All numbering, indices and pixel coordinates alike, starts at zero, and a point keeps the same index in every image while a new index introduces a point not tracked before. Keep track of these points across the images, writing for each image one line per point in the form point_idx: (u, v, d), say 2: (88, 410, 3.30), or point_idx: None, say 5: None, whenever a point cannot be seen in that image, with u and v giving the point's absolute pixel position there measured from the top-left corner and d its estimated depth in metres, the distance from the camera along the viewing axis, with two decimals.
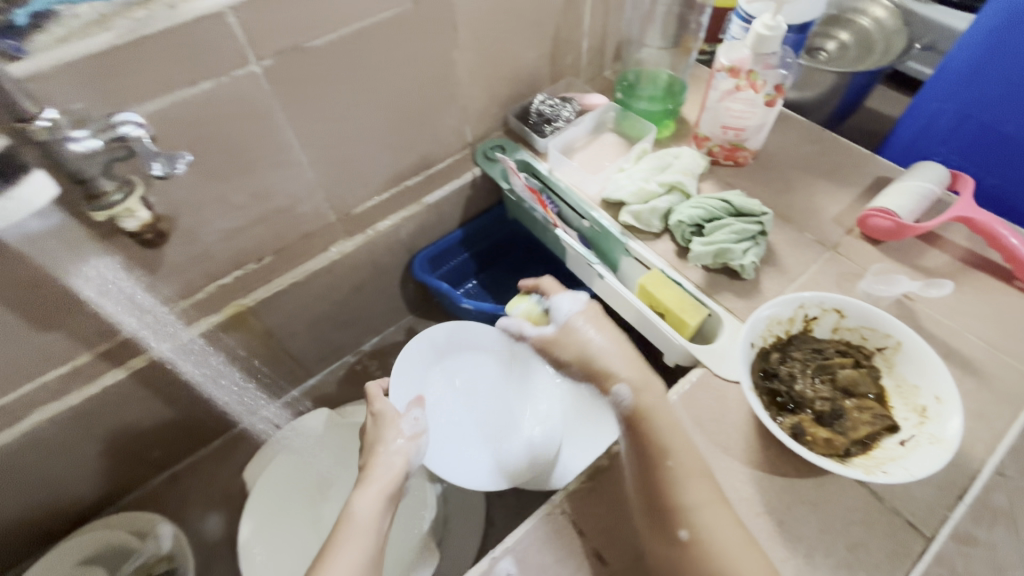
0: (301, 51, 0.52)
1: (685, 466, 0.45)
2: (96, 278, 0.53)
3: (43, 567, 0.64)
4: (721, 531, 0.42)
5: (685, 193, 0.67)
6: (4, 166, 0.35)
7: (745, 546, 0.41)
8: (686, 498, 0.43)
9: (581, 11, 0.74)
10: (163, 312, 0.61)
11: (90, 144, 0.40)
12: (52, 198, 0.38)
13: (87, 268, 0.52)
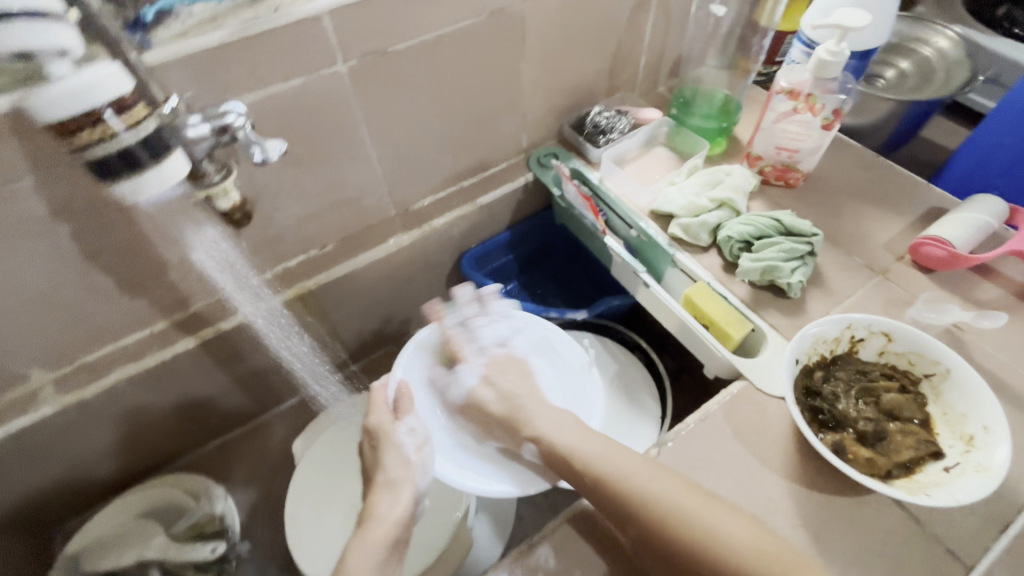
0: (383, 54, 0.56)
1: (644, 484, 0.45)
2: (215, 246, 0.60)
3: (106, 519, 0.68)
4: (725, 524, 0.42)
5: (735, 210, 0.68)
6: (154, 144, 0.37)
7: (758, 532, 0.42)
8: (678, 505, 0.43)
9: (642, 29, 0.77)
10: (255, 281, 0.67)
11: (203, 131, 0.44)
12: (184, 175, 0.40)
13: (202, 237, 0.59)
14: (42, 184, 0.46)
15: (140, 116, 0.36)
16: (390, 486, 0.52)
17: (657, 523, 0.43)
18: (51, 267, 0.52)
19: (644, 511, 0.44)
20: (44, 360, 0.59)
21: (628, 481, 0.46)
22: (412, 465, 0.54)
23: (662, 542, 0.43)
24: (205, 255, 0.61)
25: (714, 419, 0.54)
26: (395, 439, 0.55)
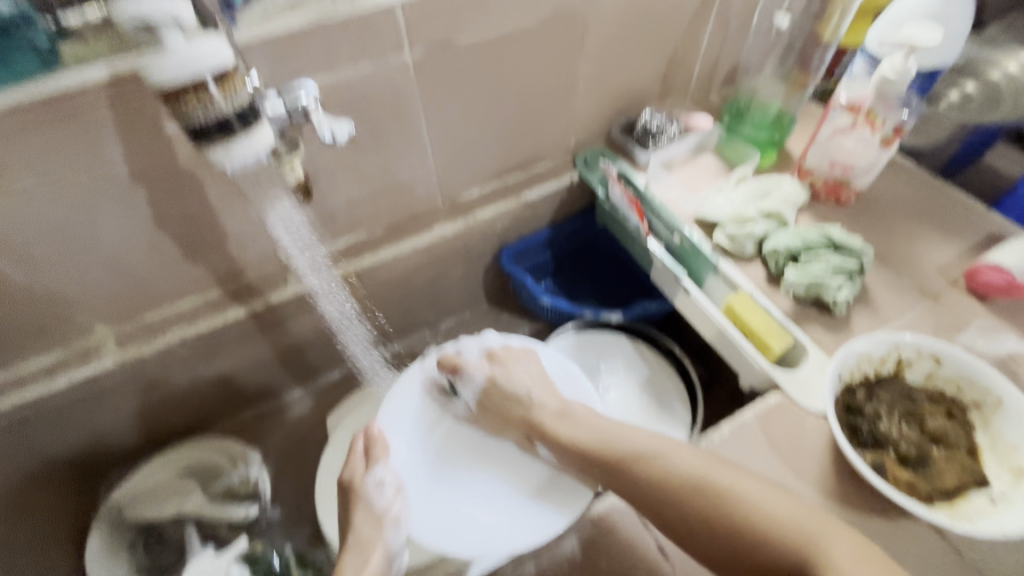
0: (448, 46, 0.58)
1: (677, 453, 0.47)
2: (286, 218, 0.64)
3: (145, 475, 0.71)
4: (767, 500, 0.42)
5: (782, 222, 0.68)
6: (246, 112, 0.39)
7: (802, 508, 0.42)
8: (721, 482, 0.44)
9: (699, 37, 0.77)
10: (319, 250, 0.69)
11: (278, 107, 0.46)
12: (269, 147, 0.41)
13: (278, 208, 0.62)
14: (125, 147, 0.49)
15: (235, 85, 0.38)
16: (359, 545, 0.51)
17: (689, 487, 0.45)
18: (125, 228, 0.55)
19: (679, 480, 0.45)
20: (108, 316, 0.62)
21: (631, 445, 0.50)
22: (382, 522, 0.53)
23: (732, 535, 0.42)
24: (283, 232, 0.66)
25: (750, 428, 0.54)
26: (364, 494, 0.54)
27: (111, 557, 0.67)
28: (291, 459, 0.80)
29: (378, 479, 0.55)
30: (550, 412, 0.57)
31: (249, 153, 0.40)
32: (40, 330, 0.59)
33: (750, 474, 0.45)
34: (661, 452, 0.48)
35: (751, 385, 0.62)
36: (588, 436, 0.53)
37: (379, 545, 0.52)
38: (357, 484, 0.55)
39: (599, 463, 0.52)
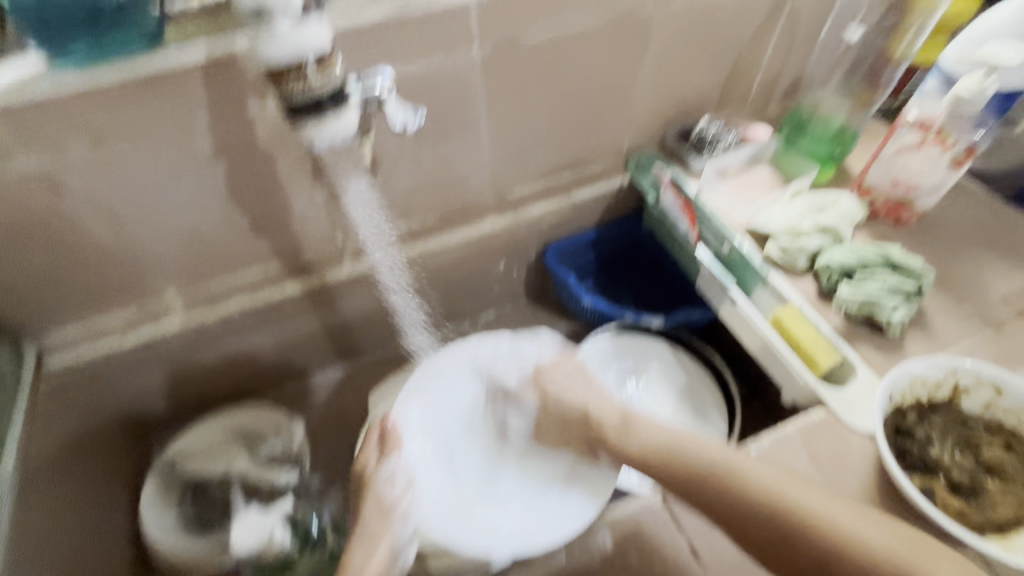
0: (516, 45, 0.60)
1: (739, 460, 0.46)
2: (358, 194, 0.67)
3: (195, 434, 0.75)
4: (808, 498, 0.42)
5: (838, 238, 0.66)
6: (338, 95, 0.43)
7: (848, 507, 0.42)
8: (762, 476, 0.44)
9: (763, 48, 0.77)
10: (387, 227, 0.72)
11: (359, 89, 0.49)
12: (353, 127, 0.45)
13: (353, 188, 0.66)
14: (214, 123, 0.53)
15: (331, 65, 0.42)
16: (366, 538, 0.49)
17: (761, 503, 0.43)
18: (203, 199, 0.59)
19: (747, 489, 0.44)
20: (178, 281, 0.66)
21: (701, 456, 0.47)
22: (390, 515, 0.51)
23: (780, 526, 0.42)
24: (355, 206, 0.69)
25: (790, 441, 0.54)
26: (374, 486, 0.52)
27: (160, 506, 0.71)
28: (330, 432, 0.83)
29: (389, 473, 0.53)
30: (614, 420, 0.54)
31: (339, 129, 0.44)
32: (118, 289, 0.64)
33: (816, 486, 0.44)
34: (728, 461, 0.46)
35: (795, 400, 0.61)
36: (653, 440, 0.51)
37: (387, 536, 0.49)
38: (368, 475, 0.53)
39: (661, 471, 0.48)
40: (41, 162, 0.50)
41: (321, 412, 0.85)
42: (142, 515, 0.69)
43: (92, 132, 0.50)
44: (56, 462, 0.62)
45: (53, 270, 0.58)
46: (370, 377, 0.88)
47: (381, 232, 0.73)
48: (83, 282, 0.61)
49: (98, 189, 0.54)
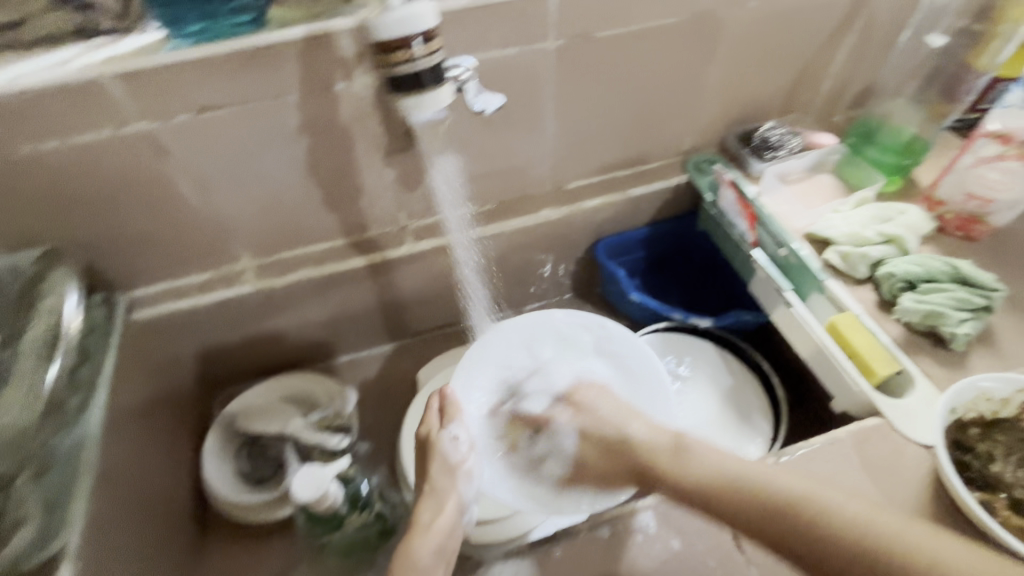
0: (589, 37, 0.61)
1: (820, 492, 0.42)
2: (443, 172, 0.71)
3: (254, 394, 0.80)
4: (909, 531, 0.38)
5: (903, 248, 0.65)
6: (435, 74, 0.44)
7: (950, 545, 0.37)
8: (844, 509, 0.40)
9: (835, 53, 0.76)
10: (467, 210, 0.77)
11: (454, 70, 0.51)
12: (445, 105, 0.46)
13: (438, 163, 0.69)
14: (303, 99, 0.57)
15: (434, 45, 0.43)
16: (434, 493, 0.50)
17: (850, 538, 0.39)
18: (285, 171, 0.63)
19: (786, 515, 0.42)
20: (254, 247, 0.71)
21: (768, 489, 0.43)
22: (456, 474, 0.51)
23: (865, 563, 0.38)
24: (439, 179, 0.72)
25: (843, 446, 0.54)
26: (439, 446, 0.52)
27: (220, 458, 0.76)
28: (377, 405, 0.87)
29: (453, 436, 0.53)
30: (665, 449, 0.50)
31: (434, 108, 0.46)
32: (200, 251, 0.68)
33: (853, 500, 0.41)
34: (773, 481, 0.44)
35: (847, 408, 0.61)
36: (707, 471, 0.47)
37: (454, 495, 0.50)
38: (431, 439, 0.53)
39: (718, 505, 0.45)
40: (150, 128, 0.54)
41: (369, 384, 0.89)
42: (204, 464, 0.74)
43: (197, 101, 0.54)
44: (136, 407, 0.66)
45: (146, 229, 0.63)
46: (416, 356, 0.91)
47: (460, 213, 0.76)
48: (169, 242, 0.66)
49: (195, 156, 0.58)
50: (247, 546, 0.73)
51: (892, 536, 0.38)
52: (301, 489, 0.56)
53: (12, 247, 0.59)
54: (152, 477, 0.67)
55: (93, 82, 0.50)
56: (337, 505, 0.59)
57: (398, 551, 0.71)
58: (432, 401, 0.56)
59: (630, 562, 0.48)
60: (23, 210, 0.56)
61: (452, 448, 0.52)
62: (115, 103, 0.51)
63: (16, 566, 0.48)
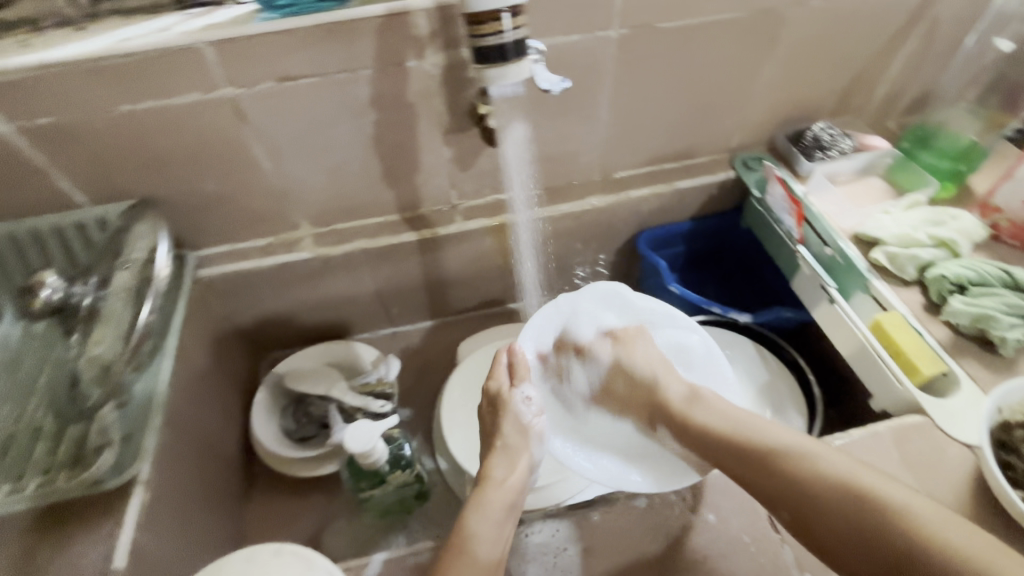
0: (651, 28, 0.63)
1: (816, 447, 0.45)
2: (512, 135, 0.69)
3: (301, 356, 0.84)
4: (884, 486, 0.41)
5: (954, 252, 0.65)
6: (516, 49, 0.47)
7: (924, 504, 0.39)
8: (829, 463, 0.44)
9: (893, 57, 0.76)
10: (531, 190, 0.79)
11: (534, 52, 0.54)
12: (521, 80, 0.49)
13: (511, 128, 0.67)
14: (376, 75, 0.60)
15: (519, 23, 0.46)
16: (506, 449, 0.53)
17: (827, 486, 0.43)
18: (352, 143, 0.66)
19: (777, 458, 0.46)
20: (314, 216, 0.75)
21: (768, 440, 0.48)
22: (529, 434, 0.54)
23: (840, 510, 0.41)
24: (509, 148, 0.71)
25: (882, 439, 0.55)
26: (512, 406, 0.56)
27: (269, 412, 0.80)
28: (415, 377, 0.90)
29: (524, 396, 0.57)
30: (682, 393, 0.56)
31: (512, 80, 0.48)
32: (265, 215, 0.72)
33: (846, 456, 0.44)
34: (779, 436, 0.48)
35: (886, 406, 0.61)
36: (721, 424, 0.51)
37: (525, 454, 0.53)
38: (504, 396, 0.57)
39: (722, 451, 0.50)
40: (235, 93, 0.58)
41: (409, 357, 0.92)
42: (252, 420, 0.78)
43: (280, 71, 0.57)
44: (198, 358, 0.71)
45: (220, 190, 0.67)
46: (454, 335, 0.94)
47: (526, 193, 0.79)
48: (239, 204, 0.70)
49: (272, 123, 0.62)
50: (289, 499, 0.77)
51: (868, 486, 0.41)
52: (353, 439, 0.59)
53: (102, 198, 0.63)
54: (212, 424, 0.71)
55: (191, 48, 0.54)
56: (382, 462, 0.61)
57: (431, 516, 0.74)
58: (503, 357, 0.60)
59: (665, 530, 0.51)
60: (115, 165, 0.61)
61: (524, 408, 0.56)
62: (208, 68, 0.55)
63: (96, 486, 0.52)
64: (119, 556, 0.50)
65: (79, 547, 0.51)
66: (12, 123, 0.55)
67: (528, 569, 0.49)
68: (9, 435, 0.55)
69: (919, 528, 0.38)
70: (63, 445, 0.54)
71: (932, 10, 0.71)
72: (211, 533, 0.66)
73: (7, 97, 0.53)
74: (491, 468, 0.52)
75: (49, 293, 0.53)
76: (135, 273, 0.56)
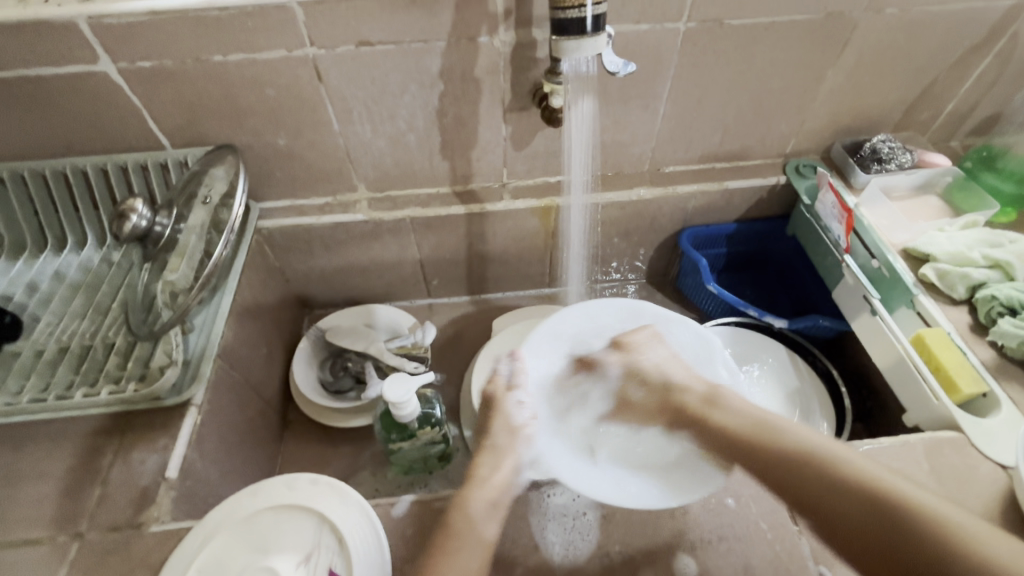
0: (721, 24, 0.64)
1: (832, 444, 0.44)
2: (580, 112, 0.68)
3: (345, 313, 0.88)
4: (907, 486, 0.40)
5: (1008, 275, 0.63)
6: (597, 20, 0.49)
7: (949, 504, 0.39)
8: (846, 462, 0.42)
9: (966, 74, 0.74)
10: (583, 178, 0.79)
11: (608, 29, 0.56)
12: (596, 53, 0.51)
13: (578, 104, 0.66)
14: (449, 47, 0.63)
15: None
16: (493, 449, 0.50)
17: (852, 482, 0.41)
18: (416, 111, 0.69)
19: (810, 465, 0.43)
20: (373, 180, 0.78)
21: (784, 436, 0.46)
22: (517, 435, 0.52)
23: (868, 511, 0.40)
24: (574, 124, 0.70)
25: (913, 449, 0.55)
26: (505, 406, 0.54)
27: (310, 362, 0.85)
28: (447, 347, 0.93)
29: (518, 400, 0.56)
30: (701, 395, 0.54)
31: (588, 52, 0.50)
32: (328, 175, 0.76)
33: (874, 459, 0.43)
34: (797, 432, 0.46)
35: (919, 421, 0.61)
36: (740, 422, 0.49)
37: (512, 455, 0.50)
38: (497, 397, 0.56)
39: (745, 454, 0.47)
40: (317, 54, 0.62)
41: (443, 328, 0.95)
42: (294, 367, 0.83)
43: (360, 35, 0.61)
44: (253, 302, 0.75)
45: (289, 146, 0.71)
46: (489, 311, 0.97)
47: (582, 178, 0.79)
48: (304, 161, 0.74)
49: (346, 85, 0.65)
50: (320, 446, 0.81)
51: (907, 491, 0.40)
52: (390, 390, 0.62)
53: (184, 143, 0.69)
54: (260, 365, 0.76)
55: (285, 7, 0.57)
56: (414, 417, 0.65)
57: (451, 478, 0.76)
58: (504, 362, 0.60)
59: (684, 508, 0.52)
60: (199, 112, 0.66)
61: (518, 410, 0.54)
62: (296, 28, 0.59)
63: (157, 401, 0.58)
64: (173, 468, 0.55)
65: (140, 454, 0.55)
66: (117, 64, 0.60)
67: (547, 526, 0.51)
68: (90, 345, 0.61)
69: (950, 528, 0.37)
70: (133, 360, 0.60)
71: (1013, 29, 0.69)
72: (249, 465, 0.70)
73: (116, 39, 0.58)
74: (483, 458, 0.50)
75: (137, 220, 0.56)
76: (211, 213, 0.60)
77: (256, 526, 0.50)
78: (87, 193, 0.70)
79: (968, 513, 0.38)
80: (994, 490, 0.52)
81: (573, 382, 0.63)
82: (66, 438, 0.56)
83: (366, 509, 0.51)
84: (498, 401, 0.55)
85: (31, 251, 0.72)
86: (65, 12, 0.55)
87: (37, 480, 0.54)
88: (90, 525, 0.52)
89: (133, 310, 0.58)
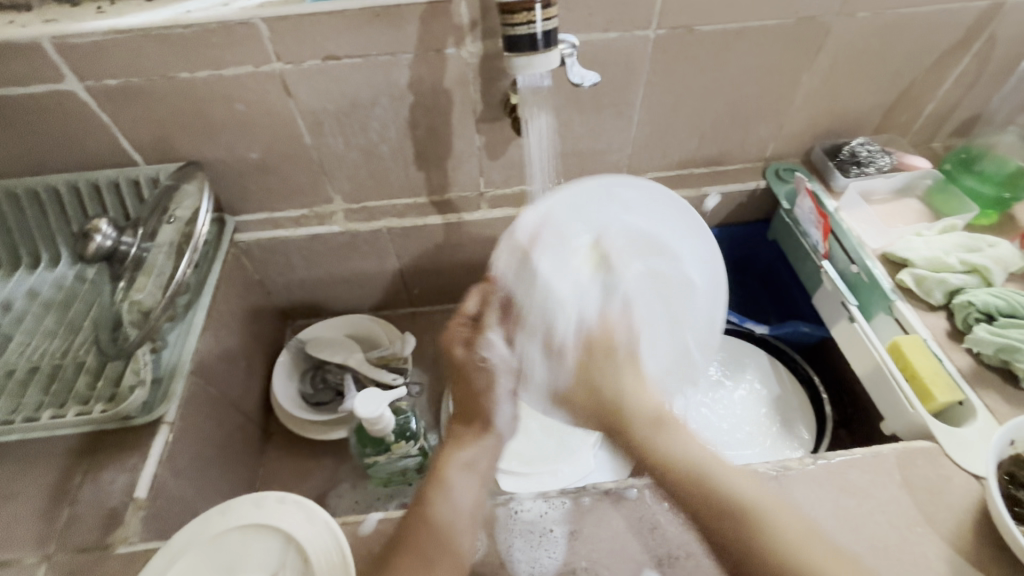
0: (690, 31, 0.63)
1: (718, 462, 0.44)
2: (536, 130, 0.68)
3: (325, 325, 0.88)
4: (741, 486, 0.42)
5: (986, 280, 0.62)
6: (551, 35, 0.49)
7: (748, 479, 0.43)
8: (722, 491, 0.42)
9: (944, 76, 0.73)
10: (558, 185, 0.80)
11: (568, 41, 0.56)
12: (551, 68, 0.51)
13: (533, 123, 0.67)
14: (416, 60, 0.63)
15: (552, 12, 0.48)
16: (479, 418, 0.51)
17: (731, 510, 0.41)
18: (387, 123, 0.69)
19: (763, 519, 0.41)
20: (348, 192, 0.78)
21: (710, 461, 0.43)
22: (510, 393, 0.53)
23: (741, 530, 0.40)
24: (534, 141, 0.70)
25: (886, 460, 0.54)
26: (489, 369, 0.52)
27: (290, 373, 0.85)
28: (429, 358, 0.93)
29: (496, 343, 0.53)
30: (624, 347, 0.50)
31: (543, 68, 0.50)
32: (304, 187, 0.76)
33: (732, 462, 0.44)
34: (694, 442, 0.45)
35: (895, 430, 0.60)
36: (666, 441, 0.44)
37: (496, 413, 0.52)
38: (466, 361, 0.53)
39: (648, 458, 0.44)
40: (284, 69, 0.61)
41: (424, 337, 0.95)
42: (273, 378, 0.82)
43: (326, 50, 0.60)
44: (232, 318, 0.75)
45: (262, 159, 0.71)
46: None
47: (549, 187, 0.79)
48: (277, 174, 0.73)
49: (316, 99, 0.65)
50: (301, 458, 0.81)
51: (768, 512, 0.41)
52: (361, 405, 0.62)
53: (156, 159, 0.69)
54: (239, 379, 0.76)
55: (248, 23, 0.57)
56: (388, 431, 0.64)
57: None
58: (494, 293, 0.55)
59: (653, 522, 0.52)
60: (169, 128, 0.65)
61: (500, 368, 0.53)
62: (261, 44, 0.59)
63: (126, 420, 0.57)
64: (142, 487, 0.55)
65: (109, 474, 0.55)
66: (84, 82, 0.60)
67: (513, 542, 0.50)
68: (60, 364, 0.61)
69: (763, 522, 0.40)
70: (103, 380, 0.59)
71: (991, 31, 0.68)
72: (226, 480, 0.70)
73: (81, 59, 0.57)
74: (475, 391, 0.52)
75: (102, 240, 0.56)
76: (179, 231, 0.59)
77: (223, 544, 0.50)
78: (61, 209, 0.70)
79: (755, 481, 0.43)
80: (967, 500, 0.52)
81: (490, 313, 0.54)
82: (37, 459, 0.56)
83: (331, 528, 0.51)
84: (470, 368, 0.53)
85: (7, 268, 0.72)
86: (30, 35, 0.55)
87: (7, 501, 0.54)
88: (58, 546, 0.52)
89: (101, 329, 0.58)
